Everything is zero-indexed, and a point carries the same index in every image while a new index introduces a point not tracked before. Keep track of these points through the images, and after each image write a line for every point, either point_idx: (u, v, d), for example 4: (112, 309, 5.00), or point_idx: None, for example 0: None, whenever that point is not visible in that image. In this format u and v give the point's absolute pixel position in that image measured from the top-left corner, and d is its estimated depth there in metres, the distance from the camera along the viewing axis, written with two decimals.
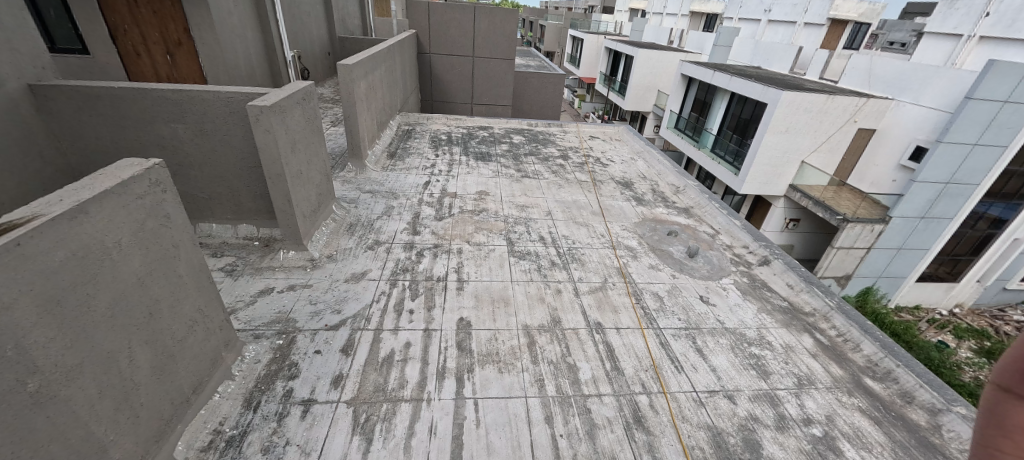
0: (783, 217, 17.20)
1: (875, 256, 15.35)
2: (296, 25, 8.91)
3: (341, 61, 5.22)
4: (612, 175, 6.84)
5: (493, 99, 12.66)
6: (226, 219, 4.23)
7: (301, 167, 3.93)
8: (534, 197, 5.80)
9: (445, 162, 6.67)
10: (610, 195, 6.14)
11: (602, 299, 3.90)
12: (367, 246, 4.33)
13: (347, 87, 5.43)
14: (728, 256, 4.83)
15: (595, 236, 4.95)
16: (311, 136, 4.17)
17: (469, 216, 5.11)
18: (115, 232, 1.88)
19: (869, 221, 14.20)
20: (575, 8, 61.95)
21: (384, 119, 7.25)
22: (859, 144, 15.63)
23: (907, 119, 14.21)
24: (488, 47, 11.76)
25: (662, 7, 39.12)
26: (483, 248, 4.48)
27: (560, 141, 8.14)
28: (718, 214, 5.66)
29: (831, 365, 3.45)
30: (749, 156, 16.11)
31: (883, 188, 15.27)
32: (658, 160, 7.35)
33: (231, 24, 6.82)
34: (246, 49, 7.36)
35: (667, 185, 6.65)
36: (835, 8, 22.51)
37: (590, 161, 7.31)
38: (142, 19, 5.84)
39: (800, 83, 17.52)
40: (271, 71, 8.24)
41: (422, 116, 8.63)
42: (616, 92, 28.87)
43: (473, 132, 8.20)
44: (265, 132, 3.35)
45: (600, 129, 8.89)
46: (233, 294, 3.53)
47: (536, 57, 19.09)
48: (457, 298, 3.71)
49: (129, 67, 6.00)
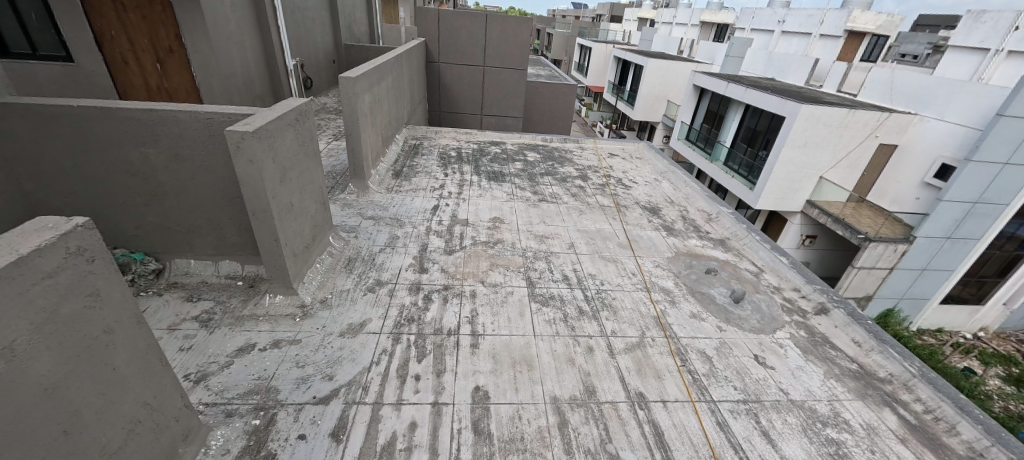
0: (799, 234, 16.61)
1: (898, 277, 14.66)
2: (299, 33, 8.43)
3: (343, 74, 4.71)
4: (636, 199, 6.27)
5: (503, 110, 12.16)
6: (207, 254, 3.68)
7: (292, 198, 3.39)
8: (553, 225, 5.24)
9: (455, 182, 6.13)
10: (637, 223, 5.57)
11: (640, 360, 3.31)
12: (367, 288, 3.77)
13: (349, 100, 4.91)
14: (778, 301, 4.24)
15: (626, 275, 4.38)
16: (307, 160, 3.64)
17: (482, 249, 4.55)
18: (10, 329, 1.32)
19: (893, 240, 13.54)
20: (583, 17, 61.93)
21: (389, 133, 6.73)
22: (881, 161, 15.02)
23: (932, 134, 13.62)
24: (500, 57, 11.27)
25: (672, 17, 38.82)
26: (499, 291, 3.91)
27: (577, 159, 7.59)
28: (758, 247, 5.07)
29: (927, 455, 2.81)
30: (765, 171, 15.49)
31: (906, 207, 14.62)
32: (686, 181, 6.80)
33: (229, 31, 6.29)
34: (244, 57, 6.79)
35: (697, 210, 6.10)
36: (853, 20, 22.03)
37: (611, 182, 6.77)
38: (130, 24, 5.35)
39: (818, 96, 16.97)
40: (272, 80, 7.68)
41: (429, 130, 8.11)
42: (625, 101, 28.39)
43: (484, 148, 7.67)
44: (248, 162, 2.81)
45: (619, 145, 8.37)
46: (207, 353, 2.98)
47: (547, 66, 18.67)
48: (471, 359, 3.14)
49: (115, 75, 5.55)
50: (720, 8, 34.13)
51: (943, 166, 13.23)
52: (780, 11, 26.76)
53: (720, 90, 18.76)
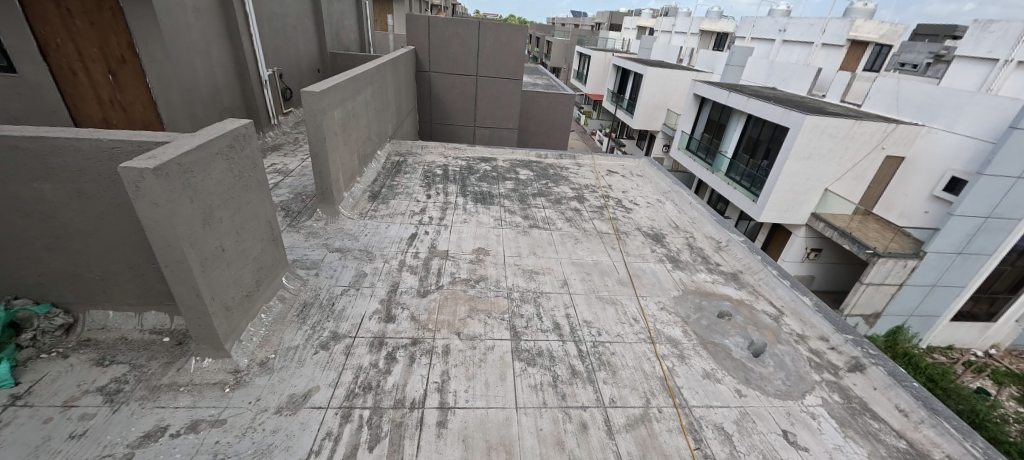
0: (804, 247, 16.08)
1: (907, 293, 14.08)
2: (279, 41, 7.87)
3: (306, 88, 4.14)
4: (637, 224, 5.70)
5: (496, 122, 11.64)
6: (127, 305, 3.09)
7: (224, 241, 2.80)
8: (544, 257, 4.67)
9: (437, 205, 5.56)
10: (638, 253, 4.98)
11: (645, 440, 2.70)
12: (319, 344, 3.17)
13: (313, 118, 4.32)
14: (804, 354, 3.64)
15: (626, 322, 3.79)
16: (248, 194, 3.07)
17: (462, 289, 3.96)
18: None
19: (902, 255, 13.04)
20: (582, 25, 61.95)
21: (368, 150, 6.19)
22: (887, 174, 14.52)
23: (941, 147, 13.13)
24: (494, 66, 10.76)
25: (672, 26, 38.67)
26: (477, 346, 3.30)
27: (573, 177, 7.03)
28: (776, 284, 4.49)
29: None
30: (768, 183, 14.95)
31: (914, 221, 14.09)
32: (692, 203, 6.23)
33: (191, 39, 5.67)
34: (210, 67, 6.13)
35: (705, 237, 5.53)
36: (855, 29, 21.69)
37: (610, 203, 6.21)
38: (76, 31, 4.78)
39: (823, 106, 16.50)
40: (242, 92, 6.95)
41: (415, 145, 7.55)
42: (624, 110, 27.97)
43: (473, 165, 7.10)
44: (150, 206, 2.21)
45: (619, 161, 7.84)
46: (103, 443, 2.37)
47: (545, 75, 18.21)
48: (436, 445, 2.53)
49: (63, 88, 4.96)
50: (719, 17, 33.99)
51: (953, 179, 12.72)
52: (781, 20, 26.49)
53: (721, 99, 18.32)
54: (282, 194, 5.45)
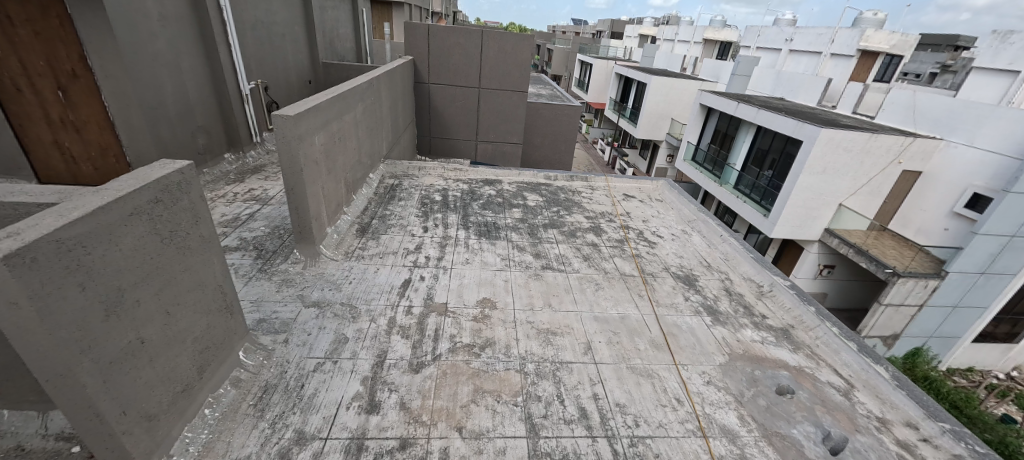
0: (816, 263, 15.37)
1: (928, 314, 13.35)
2: (263, 52, 7.17)
3: (278, 111, 3.42)
4: (664, 263, 4.99)
5: (500, 136, 10.92)
6: (28, 403, 2.35)
7: (145, 331, 2.08)
8: (562, 311, 3.93)
9: (435, 241, 4.83)
10: (670, 302, 4.24)
11: None
12: (277, 453, 2.41)
13: (287, 147, 3.59)
14: (895, 451, 2.88)
15: (669, 404, 3.05)
16: (184, 259, 2.33)
17: (465, 360, 3.22)
18: None
19: (924, 275, 12.35)
20: (584, 33, 61.74)
21: (358, 175, 5.49)
22: (903, 189, 13.85)
23: (960, 161, 12.49)
24: (497, 78, 10.08)
25: (674, 34, 38.48)
26: (484, 450, 2.55)
27: (587, 203, 6.33)
28: (840, 346, 3.78)
29: None
30: (780, 198, 14.26)
31: (932, 238, 13.36)
32: (724, 235, 5.54)
33: (156, 51, 4.94)
34: (179, 81, 5.37)
35: (743, 278, 4.83)
36: (866, 39, 21.11)
37: (631, 236, 5.51)
38: (17, 42, 3.88)
39: (835, 119, 15.93)
40: (219, 109, 6.19)
41: (412, 166, 6.84)
42: (627, 119, 27.37)
43: (476, 189, 6.41)
44: (5, 308, 1.47)
45: (636, 184, 7.18)
46: None
47: (548, 84, 17.63)
48: None
49: (6, 106, 4.05)
50: (723, 26, 33.71)
51: (975, 195, 12.07)
52: (787, 30, 25.95)
53: (729, 110, 17.70)
54: (257, 228, 4.73)
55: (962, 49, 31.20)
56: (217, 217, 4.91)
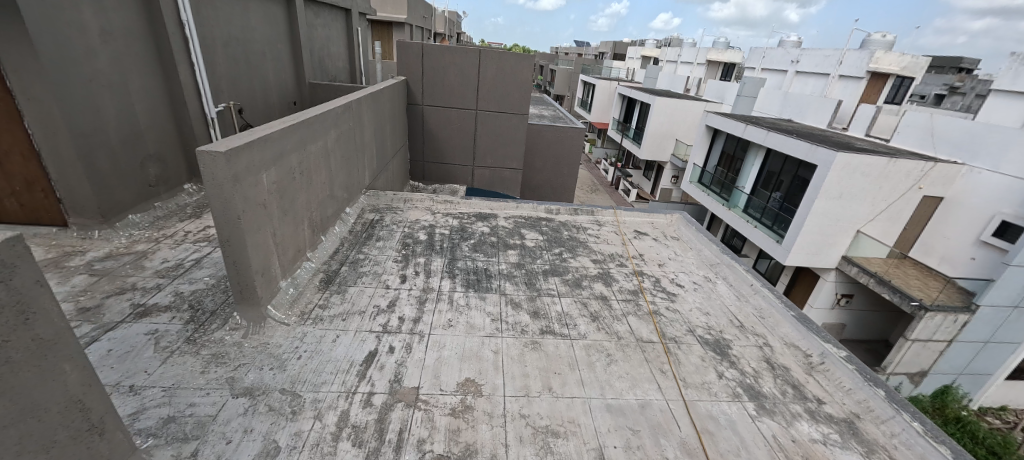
0: (833, 293, 14.36)
1: (957, 351, 12.22)
2: (237, 70, 6.56)
3: (206, 147, 2.66)
4: (688, 322, 4.16)
5: (498, 161, 10.22)
6: None
7: None
8: (565, 397, 3.08)
9: (413, 296, 4.03)
10: (700, 382, 3.39)
11: None
12: None
13: (217, 190, 2.82)
14: None
15: None
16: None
17: None
18: None
19: (951, 309, 11.31)
20: (586, 54, 62.30)
21: (328, 212, 4.73)
22: (924, 215, 12.98)
23: (985, 188, 11.65)
24: (496, 101, 9.47)
25: (677, 55, 38.56)
26: None
27: (594, 243, 5.54)
28: (928, 450, 2.90)
29: None
30: (794, 225, 13.38)
31: (957, 268, 12.36)
32: (755, 285, 4.72)
33: (97, 69, 4.24)
34: (127, 104, 4.66)
35: (785, 344, 3.99)
36: (875, 61, 20.67)
37: (646, 286, 4.69)
38: None
39: (848, 141, 15.26)
40: (178, 135, 5.51)
41: (396, 198, 6.11)
42: (631, 139, 26.80)
43: (467, 225, 5.66)
44: None
45: (647, 218, 6.41)
46: None
47: (550, 105, 17.10)
48: None
49: None
50: (726, 48, 33.66)
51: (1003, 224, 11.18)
52: (793, 52, 25.70)
53: (737, 132, 17.05)
54: (199, 279, 3.95)
55: (966, 72, 31.06)
56: (156, 264, 4.15)
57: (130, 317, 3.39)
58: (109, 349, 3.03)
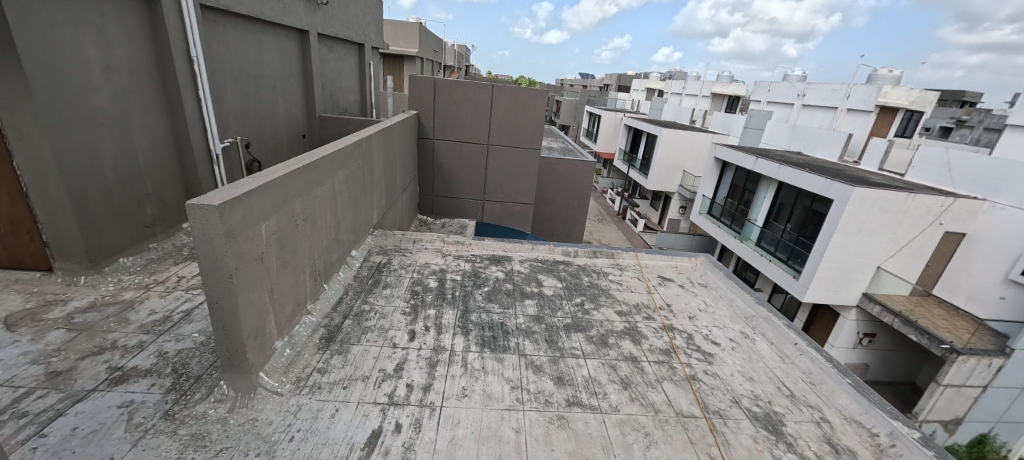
0: (854, 332, 13.62)
1: (992, 397, 11.30)
2: (246, 104, 6.43)
3: (198, 200, 2.35)
4: (732, 391, 3.68)
5: (509, 195, 9.96)
6: None
7: None
8: None
9: (423, 358, 3.61)
10: None
11: None
12: None
13: (208, 248, 2.48)
14: None
15: None
16: None
17: None
18: None
19: (985, 352, 10.56)
20: (591, 86, 63.79)
21: (332, 258, 4.39)
22: (947, 251, 12.42)
23: (1011, 225, 11.12)
24: (508, 135, 9.32)
25: (682, 88, 39.24)
26: None
27: (616, 291, 5.14)
28: None
29: None
30: (811, 261, 12.85)
31: (986, 308, 11.66)
32: (801, 345, 4.26)
33: (97, 105, 4.04)
34: (127, 141, 4.43)
35: (845, 420, 3.49)
36: (883, 95, 20.70)
37: (679, 343, 4.24)
38: None
39: (863, 175, 14.96)
40: (180, 171, 5.27)
41: (405, 238, 5.78)
42: (638, 169, 26.73)
43: (480, 270, 5.29)
44: None
45: (671, 262, 6.01)
46: None
47: (560, 137, 17.10)
48: None
49: None
50: (731, 81, 34.19)
51: None
52: (798, 85, 25.94)
53: (747, 165, 16.84)
54: (187, 337, 3.56)
55: (970, 104, 31.14)
56: (143, 317, 3.77)
57: (105, 383, 2.99)
58: (75, 426, 2.59)
